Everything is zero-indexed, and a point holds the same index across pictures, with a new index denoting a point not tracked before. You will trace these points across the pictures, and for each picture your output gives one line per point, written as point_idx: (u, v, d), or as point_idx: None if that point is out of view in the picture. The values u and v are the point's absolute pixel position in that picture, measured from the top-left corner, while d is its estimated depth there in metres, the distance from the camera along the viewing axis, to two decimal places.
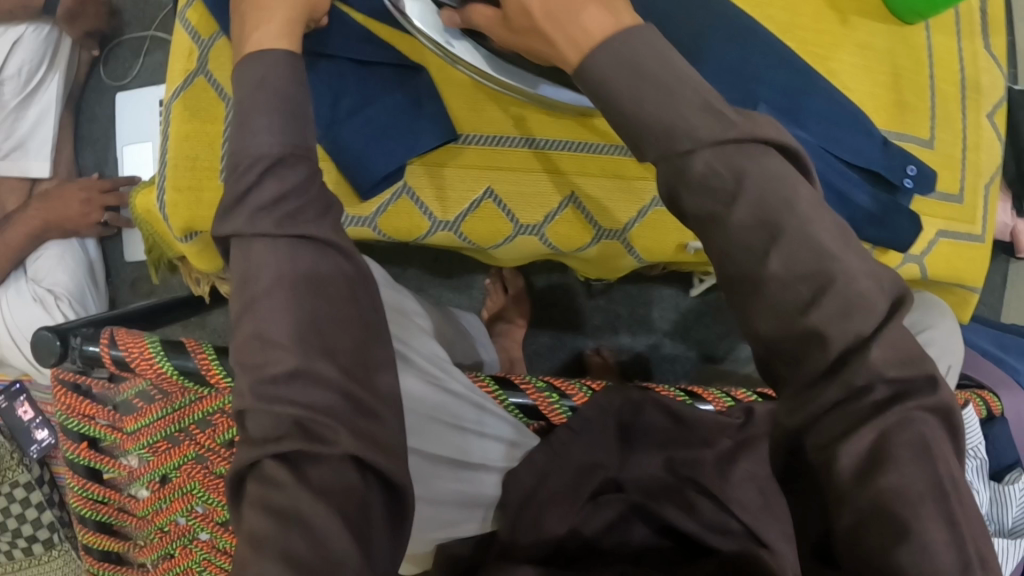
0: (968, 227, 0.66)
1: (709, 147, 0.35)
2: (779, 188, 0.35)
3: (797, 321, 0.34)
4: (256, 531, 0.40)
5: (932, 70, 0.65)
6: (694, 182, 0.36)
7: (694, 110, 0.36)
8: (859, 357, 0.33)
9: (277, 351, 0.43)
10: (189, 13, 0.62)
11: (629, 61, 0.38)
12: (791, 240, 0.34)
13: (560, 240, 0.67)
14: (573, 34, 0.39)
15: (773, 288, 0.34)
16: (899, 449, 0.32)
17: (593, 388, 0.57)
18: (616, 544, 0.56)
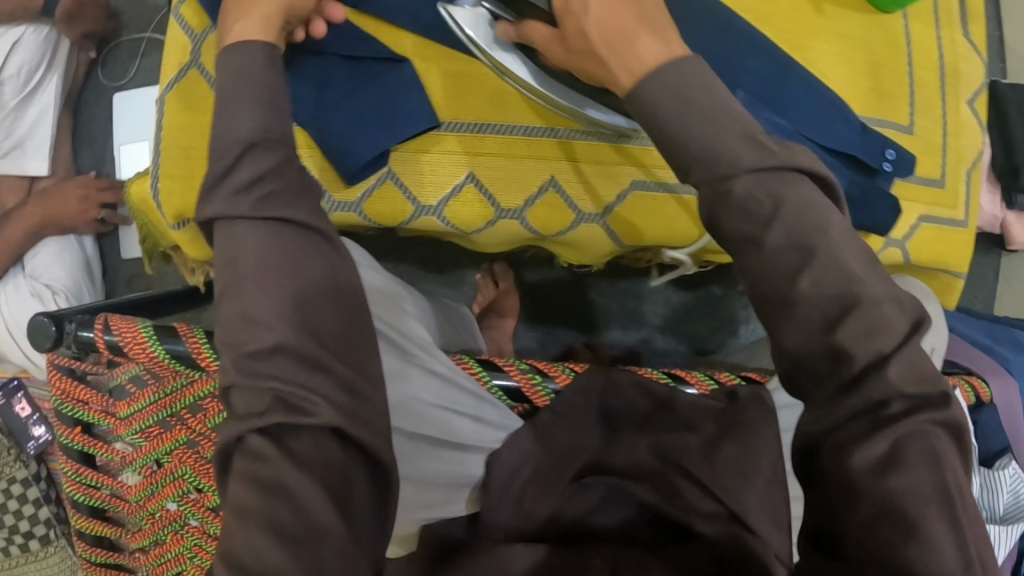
0: (951, 212, 0.67)
1: (749, 173, 0.38)
2: (812, 215, 0.37)
3: (825, 336, 0.36)
4: (245, 505, 0.44)
5: (911, 56, 0.66)
6: (736, 206, 0.39)
7: (737, 140, 0.39)
8: (875, 373, 0.35)
9: (260, 332, 0.46)
10: (181, 9, 0.64)
11: (671, 87, 0.41)
12: (822, 265, 0.37)
13: (541, 224, 0.68)
14: (628, 63, 0.43)
15: (805, 308, 0.37)
16: (914, 456, 0.35)
17: (576, 370, 0.60)
18: (601, 526, 0.56)
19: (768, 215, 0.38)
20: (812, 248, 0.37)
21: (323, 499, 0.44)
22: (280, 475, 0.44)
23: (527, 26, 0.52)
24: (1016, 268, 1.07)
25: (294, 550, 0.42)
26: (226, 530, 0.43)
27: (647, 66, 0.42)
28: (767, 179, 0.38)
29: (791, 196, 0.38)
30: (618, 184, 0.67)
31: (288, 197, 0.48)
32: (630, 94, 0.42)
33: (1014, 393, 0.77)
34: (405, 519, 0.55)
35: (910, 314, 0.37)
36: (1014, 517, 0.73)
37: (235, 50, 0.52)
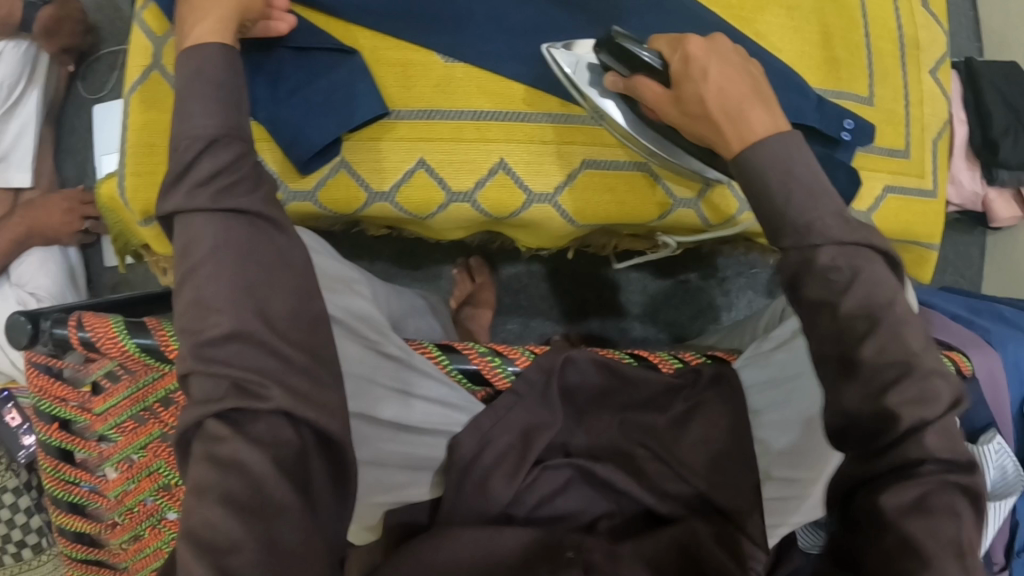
0: (918, 181, 0.68)
1: (834, 244, 0.43)
2: (885, 288, 0.42)
3: (878, 399, 0.40)
4: (201, 481, 0.43)
5: (867, 28, 0.69)
6: (818, 273, 0.43)
7: (833, 215, 0.43)
8: (915, 437, 0.39)
9: (216, 317, 0.45)
10: (144, 14, 0.65)
11: (778, 159, 0.46)
12: (887, 330, 0.41)
13: (492, 206, 0.68)
14: (739, 130, 0.48)
15: (864, 371, 0.41)
16: (938, 507, 0.39)
17: (535, 352, 0.60)
18: (564, 507, 0.56)
19: (844, 285, 0.42)
20: (879, 317, 0.41)
21: (285, 483, 0.44)
22: (238, 455, 0.43)
23: (637, 82, 0.57)
24: (999, 246, 1.06)
25: (252, 523, 0.42)
26: (185, 508, 0.43)
27: (756, 135, 0.47)
28: (848, 251, 0.43)
29: (869, 269, 0.42)
30: (568, 164, 0.68)
31: (240, 188, 0.47)
32: (742, 161, 0.47)
33: (995, 362, 0.77)
34: (367, 502, 0.55)
35: (952, 388, 0.41)
36: (1004, 493, 0.71)
37: (188, 51, 0.50)
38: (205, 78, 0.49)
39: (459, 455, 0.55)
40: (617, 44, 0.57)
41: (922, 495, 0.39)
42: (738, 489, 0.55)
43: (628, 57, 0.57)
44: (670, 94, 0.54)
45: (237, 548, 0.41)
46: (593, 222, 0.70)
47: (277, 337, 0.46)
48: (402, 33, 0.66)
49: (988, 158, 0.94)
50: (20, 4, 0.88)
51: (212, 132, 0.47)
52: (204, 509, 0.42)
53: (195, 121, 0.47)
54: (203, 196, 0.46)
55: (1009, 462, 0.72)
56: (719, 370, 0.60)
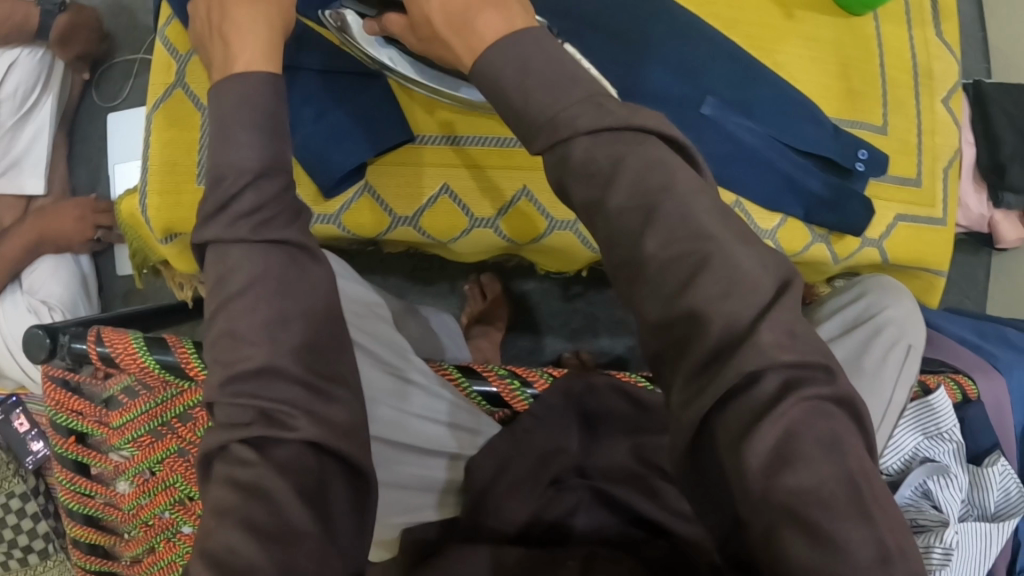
0: (929, 211, 0.69)
1: (586, 135, 0.38)
2: (658, 173, 0.37)
3: (678, 299, 0.35)
4: (224, 503, 0.43)
5: (882, 59, 0.70)
6: (577, 170, 0.38)
7: (578, 103, 0.38)
8: (748, 345, 0.33)
9: (247, 347, 0.45)
10: (167, 31, 0.66)
11: (520, 64, 0.40)
12: (666, 218, 0.36)
13: (512, 231, 0.69)
14: (469, 40, 0.42)
15: (652, 269, 0.36)
16: (805, 448, 0.33)
17: (554, 375, 0.61)
18: (582, 528, 0.56)
19: (609, 173, 0.37)
20: (653, 208, 0.36)
21: (302, 507, 0.44)
22: (262, 480, 0.44)
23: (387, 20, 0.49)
24: (1004, 268, 1.08)
25: (271, 547, 0.42)
26: (206, 529, 0.43)
27: (488, 40, 0.41)
28: (606, 140, 0.38)
29: (633, 155, 0.37)
30: None
31: (281, 217, 0.47)
32: (478, 68, 0.41)
33: (1001, 390, 0.78)
34: (384, 522, 0.57)
35: (775, 274, 0.36)
36: (1007, 514, 0.72)
37: (236, 76, 0.48)
38: (248, 105, 0.47)
39: (476, 479, 0.56)
40: None
41: (788, 434, 0.33)
42: None
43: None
44: (407, 19, 0.47)
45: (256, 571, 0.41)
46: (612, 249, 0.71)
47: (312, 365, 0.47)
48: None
49: (995, 180, 0.96)
50: (36, 12, 0.88)
51: (258, 165, 0.46)
52: (226, 533, 0.42)
53: (233, 151, 0.46)
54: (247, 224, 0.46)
55: (1013, 484, 0.73)
56: None
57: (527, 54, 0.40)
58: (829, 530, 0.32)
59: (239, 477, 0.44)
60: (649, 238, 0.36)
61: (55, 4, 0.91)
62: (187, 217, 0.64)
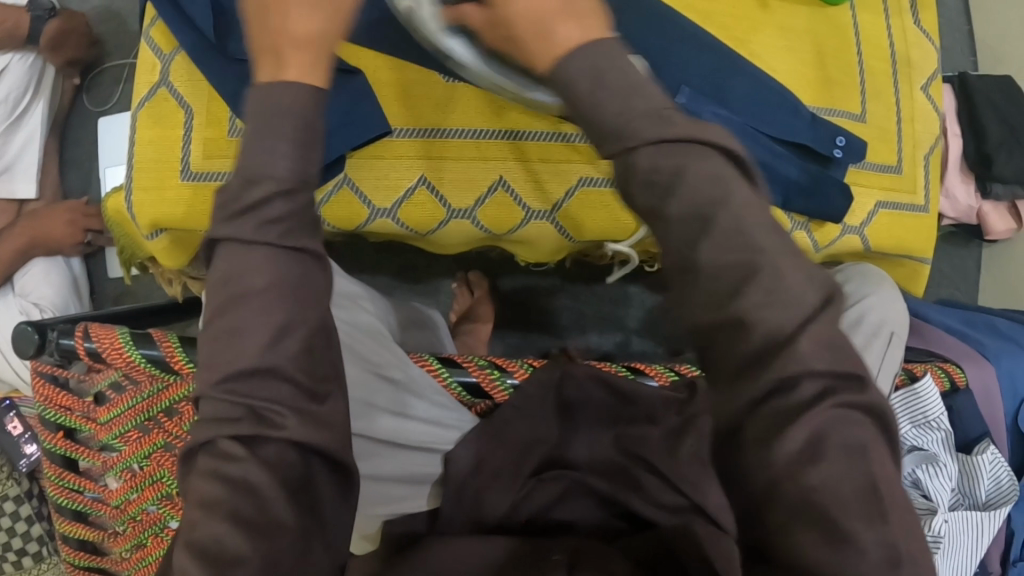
0: (911, 198, 0.70)
1: (651, 145, 0.37)
2: (713, 186, 0.36)
3: (727, 305, 0.34)
4: (210, 497, 0.41)
5: (859, 47, 0.70)
6: (641, 179, 0.37)
7: (645, 113, 0.38)
8: (789, 351, 0.33)
9: (243, 343, 0.41)
10: (152, 32, 0.66)
11: (591, 66, 0.39)
12: (722, 230, 0.35)
13: (491, 222, 0.70)
14: (547, 45, 0.41)
15: (704, 276, 0.35)
16: (833, 448, 0.33)
17: (534, 365, 0.61)
18: (562, 519, 0.58)
19: (670, 183, 0.36)
20: (709, 216, 0.36)
21: (285, 502, 0.42)
22: (248, 477, 0.41)
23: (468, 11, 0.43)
24: (995, 260, 1.08)
25: (259, 541, 0.41)
26: (188, 521, 0.41)
27: (562, 48, 0.40)
28: (670, 149, 0.37)
29: (695, 167, 0.36)
30: (566, 182, 0.69)
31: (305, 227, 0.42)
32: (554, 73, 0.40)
33: (990, 376, 0.77)
34: (365, 514, 0.57)
35: (820, 287, 0.35)
36: (998, 501, 0.72)
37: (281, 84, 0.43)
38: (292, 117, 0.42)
39: (455, 469, 0.57)
40: None
41: (816, 437, 0.33)
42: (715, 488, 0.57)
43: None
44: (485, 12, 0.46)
45: (243, 564, 0.40)
46: (589, 238, 0.72)
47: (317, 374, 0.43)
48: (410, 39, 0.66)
49: (982, 172, 0.96)
50: (26, 19, 0.90)
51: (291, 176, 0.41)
52: (209, 525, 0.40)
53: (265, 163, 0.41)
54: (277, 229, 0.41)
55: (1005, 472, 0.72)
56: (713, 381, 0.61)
57: (596, 66, 0.39)
58: (845, 528, 0.32)
59: (223, 469, 0.41)
60: (704, 242, 0.35)
61: (44, 10, 0.91)
62: (173, 214, 0.64)
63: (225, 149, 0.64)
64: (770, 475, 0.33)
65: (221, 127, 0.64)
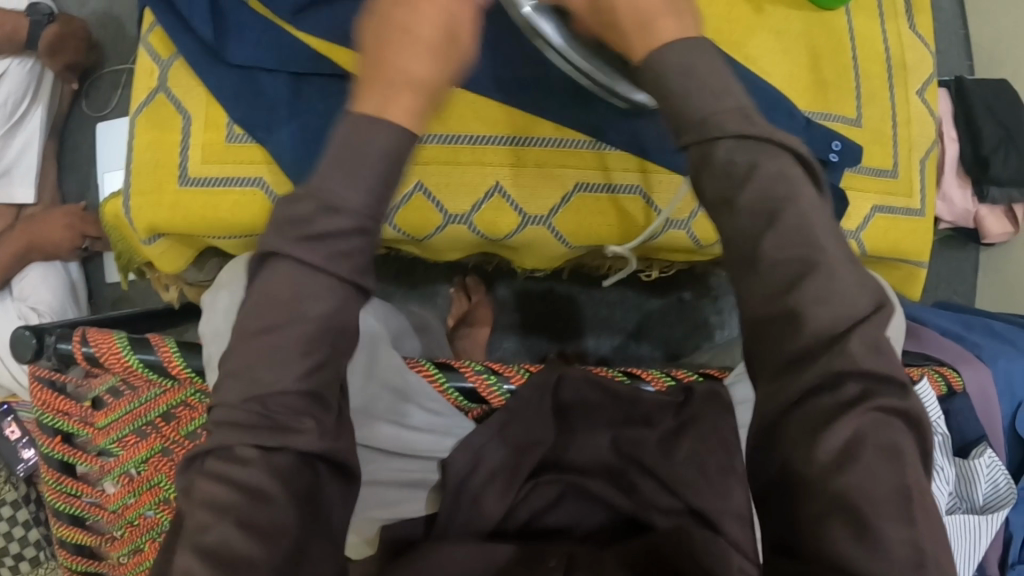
0: (905, 201, 0.70)
1: (732, 137, 0.44)
2: (784, 184, 0.42)
3: (782, 298, 0.41)
4: (218, 500, 0.41)
5: (854, 50, 0.71)
6: (719, 167, 0.43)
7: (732, 112, 0.44)
8: (839, 349, 0.39)
9: (286, 354, 0.42)
10: (150, 37, 0.67)
11: (684, 63, 0.47)
12: (787, 224, 0.42)
13: (488, 227, 0.70)
14: (646, 37, 0.49)
15: (765, 267, 0.42)
16: (873, 447, 0.38)
17: (530, 370, 0.61)
18: (559, 521, 0.59)
19: (745, 175, 0.43)
20: (778, 211, 0.42)
21: (294, 511, 0.42)
22: (255, 483, 0.41)
23: None
24: (992, 262, 1.08)
25: (268, 545, 0.41)
26: (199, 524, 0.41)
27: (662, 41, 0.48)
28: (747, 146, 0.43)
29: (768, 163, 0.43)
30: (563, 188, 0.70)
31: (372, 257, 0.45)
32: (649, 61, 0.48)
33: (985, 378, 0.77)
34: (363, 517, 0.58)
35: (872, 297, 0.41)
36: (995, 505, 0.72)
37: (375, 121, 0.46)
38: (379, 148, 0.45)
39: (453, 474, 0.57)
40: None
41: (857, 436, 0.38)
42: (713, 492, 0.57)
43: None
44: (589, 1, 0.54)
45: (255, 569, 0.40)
46: (584, 243, 0.72)
47: (329, 385, 0.44)
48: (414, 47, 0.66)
49: (978, 174, 0.96)
50: (24, 23, 0.90)
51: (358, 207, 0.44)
52: (221, 530, 0.41)
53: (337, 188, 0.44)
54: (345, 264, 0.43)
55: (1002, 476, 0.72)
56: (713, 388, 0.60)
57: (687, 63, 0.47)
58: (875, 527, 0.37)
59: (229, 472, 0.41)
60: (766, 238, 0.42)
61: (43, 15, 0.92)
62: (169, 219, 0.64)
63: (222, 154, 0.64)
64: (809, 471, 0.38)
65: (219, 131, 0.64)
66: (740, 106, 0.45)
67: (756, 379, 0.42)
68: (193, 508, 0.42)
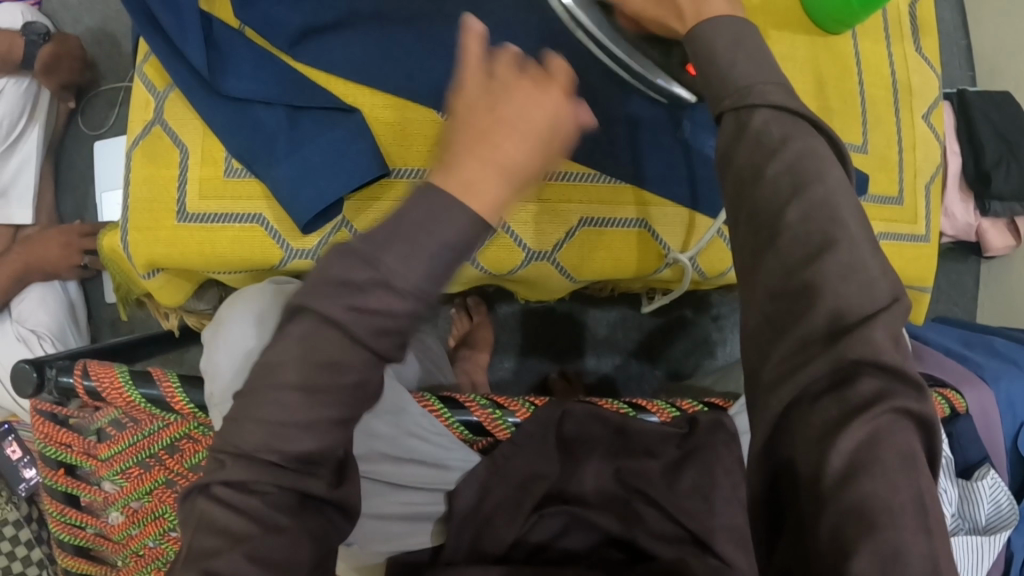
0: (911, 227, 0.71)
1: (770, 108, 0.40)
2: (814, 158, 0.39)
3: (800, 272, 0.37)
4: (224, 524, 0.40)
5: (861, 75, 0.70)
6: (750, 137, 0.40)
7: (775, 85, 0.41)
8: (861, 334, 0.35)
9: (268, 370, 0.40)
10: (146, 68, 0.66)
11: (737, 33, 0.43)
12: (813, 195, 0.38)
13: (491, 263, 0.69)
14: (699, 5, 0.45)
15: (786, 238, 0.38)
16: (887, 449, 0.34)
17: (535, 403, 0.60)
18: (566, 550, 0.59)
19: (775, 146, 0.39)
20: (805, 182, 0.38)
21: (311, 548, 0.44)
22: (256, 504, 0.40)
23: None
24: (993, 276, 1.08)
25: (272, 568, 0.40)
26: (206, 548, 0.39)
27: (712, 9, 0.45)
28: (787, 120, 0.40)
29: (803, 141, 0.39)
30: (566, 222, 0.69)
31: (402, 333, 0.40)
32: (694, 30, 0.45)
33: (987, 398, 0.77)
34: (369, 550, 0.58)
35: (892, 283, 0.37)
36: (996, 526, 0.71)
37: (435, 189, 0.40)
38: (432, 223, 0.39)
39: (461, 504, 0.57)
40: None
41: (872, 438, 0.34)
42: (721, 516, 0.57)
43: None
44: None
45: None
46: (589, 278, 0.71)
47: None
48: (418, 71, 0.64)
49: (981, 189, 0.96)
50: (20, 42, 0.89)
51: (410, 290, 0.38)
52: (229, 557, 0.39)
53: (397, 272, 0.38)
54: (388, 341, 0.40)
55: (1004, 496, 0.71)
56: (716, 417, 0.60)
57: (736, 39, 0.43)
58: (892, 540, 0.33)
59: (240, 499, 0.40)
60: (791, 208, 0.38)
61: (40, 34, 0.91)
62: (168, 255, 0.63)
63: (220, 189, 0.64)
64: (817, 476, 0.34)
65: (217, 166, 0.64)
66: (781, 82, 0.41)
67: (757, 373, 0.38)
68: (194, 530, 0.40)
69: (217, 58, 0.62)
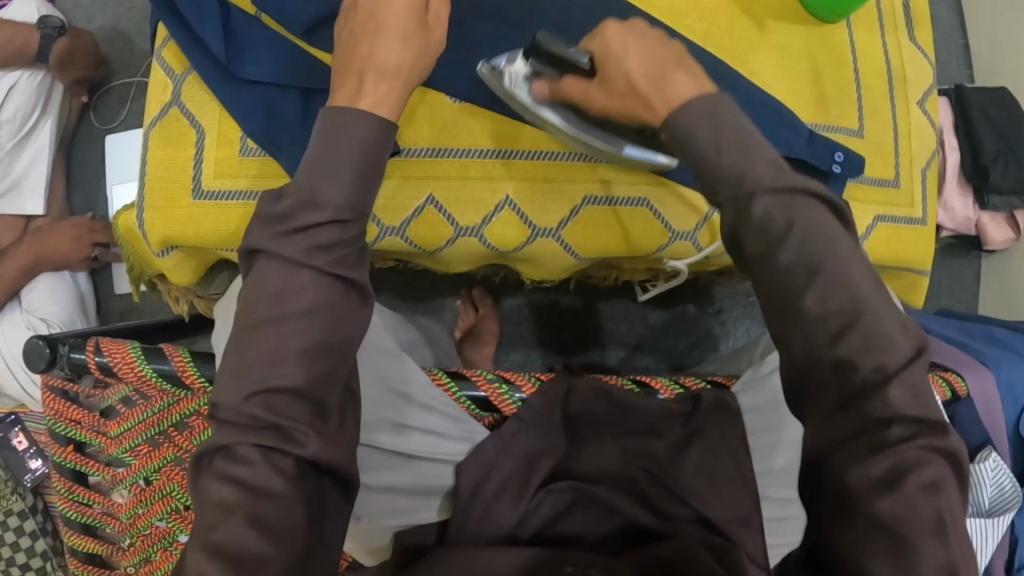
0: (908, 211, 0.72)
1: (769, 194, 0.40)
2: (824, 235, 0.40)
3: (827, 351, 0.38)
4: (224, 500, 0.40)
5: (856, 64, 0.72)
6: (754, 224, 0.41)
7: (765, 165, 0.42)
8: (879, 396, 0.37)
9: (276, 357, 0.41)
10: (164, 52, 0.68)
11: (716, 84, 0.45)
12: (828, 280, 0.39)
13: (498, 240, 0.70)
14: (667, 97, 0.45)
15: (807, 322, 0.39)
16: (915, 480, 0.35)
17: (542, 379, 0.62)
18: (565, 529, 0.59)
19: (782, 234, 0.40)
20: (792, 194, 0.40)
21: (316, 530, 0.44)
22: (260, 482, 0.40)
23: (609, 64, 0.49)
24: (994, 269, 1.09)
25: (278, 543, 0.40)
26: (207, 522, 0.40)
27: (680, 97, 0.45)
28: (784, 200, 0.40)
29: (805, 217, 0.40)
30: (571, 202, 0.70)
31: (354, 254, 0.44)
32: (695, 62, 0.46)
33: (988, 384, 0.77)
34: (379, 526, 0.59)
35: (912, 338, 0.39)
36: (1001, 509, 0.72)
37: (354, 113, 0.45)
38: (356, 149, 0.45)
39: (464, 486, 0.57)
40: (544, 49, 0.56)
41: (898, 468, 0.36)
42: (726, 499, 0.57)
43: (551, 61, 0.56)
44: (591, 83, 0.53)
45: (267, 564, 0.39)
46: (593, 255, 0.72)
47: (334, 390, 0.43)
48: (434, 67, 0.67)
49: (979, 184, 0.98)
50: (36, 36, 0.92)
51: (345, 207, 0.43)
52: (232, 522, 0.39)
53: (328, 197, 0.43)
54: (325, 252, 0.42)
55: (1007, 479, 0.72)
56: (717, 398, 0.61)
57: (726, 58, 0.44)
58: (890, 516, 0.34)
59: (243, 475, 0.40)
60: (809, 293, 0.39)
61: (55, 28, 0.94)
62: (183, 232, 0.65)
63: (235, 168, 0.65)
64: None
65: (231, 147, 0.65)
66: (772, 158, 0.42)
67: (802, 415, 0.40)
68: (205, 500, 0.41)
69: (235, 42, 0.64)
